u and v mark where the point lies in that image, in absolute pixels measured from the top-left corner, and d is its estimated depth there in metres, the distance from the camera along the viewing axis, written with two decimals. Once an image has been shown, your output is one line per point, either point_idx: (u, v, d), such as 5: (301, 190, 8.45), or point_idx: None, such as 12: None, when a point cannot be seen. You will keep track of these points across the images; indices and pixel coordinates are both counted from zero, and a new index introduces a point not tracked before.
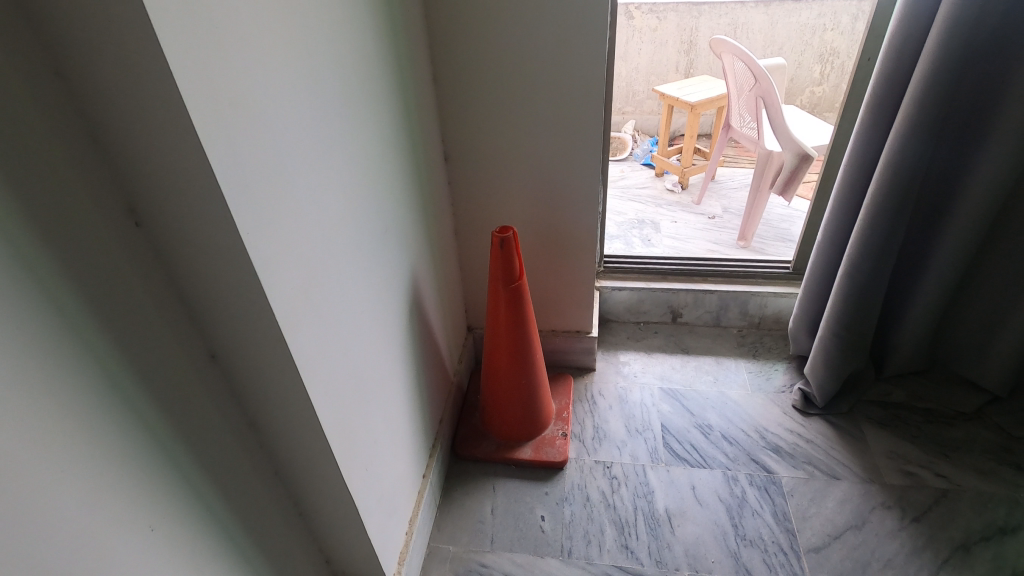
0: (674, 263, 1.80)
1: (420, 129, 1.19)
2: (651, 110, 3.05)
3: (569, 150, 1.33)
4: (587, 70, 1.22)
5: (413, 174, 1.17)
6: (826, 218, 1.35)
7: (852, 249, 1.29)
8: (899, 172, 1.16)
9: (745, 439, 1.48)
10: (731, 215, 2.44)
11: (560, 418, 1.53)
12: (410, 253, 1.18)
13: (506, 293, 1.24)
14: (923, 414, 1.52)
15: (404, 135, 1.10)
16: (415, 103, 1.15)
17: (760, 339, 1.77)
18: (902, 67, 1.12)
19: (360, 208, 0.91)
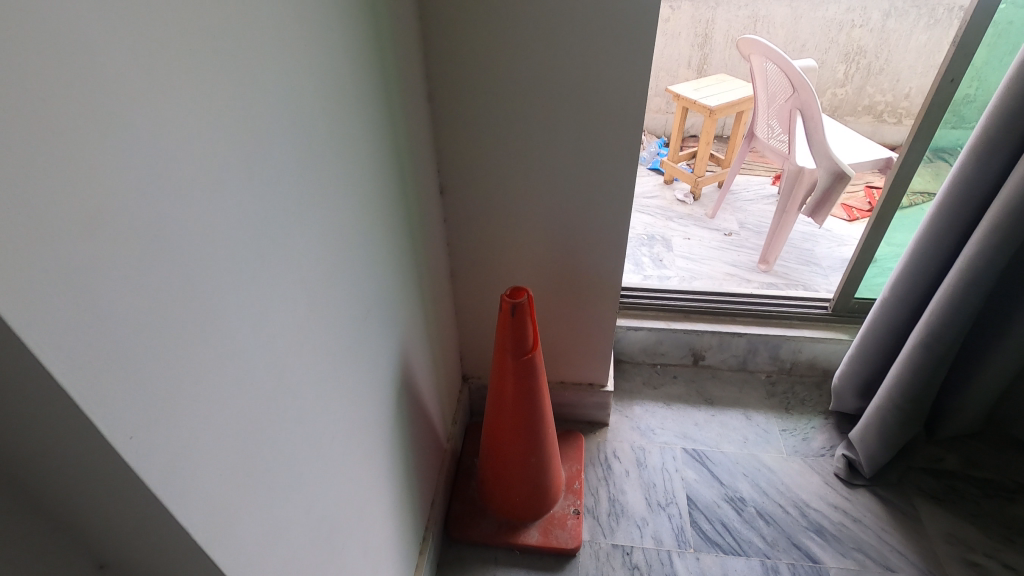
0: (698, 300, 1.59)
1: (412, 163, 0.94)
2: (659, 108, 2.81)
3: (594, 184, 1.09)
4: (625, 93, 0.97)
5: (402, 223, 0.92)
6: (895, 272, 1.13)
7: (927, 313, 1.08)
8: (1004, 231, 0.95)
9: (784, 517, 1.28)
10: (748, 231, 2.23)
11: (571, 490, 1.31)
12: (398, 321, 0.94)
13: (515, 365, 1.00)
14: (981, 485, 1.34)
15: (391, 176, 0.84)
16: (406, 133, 0.90)
17: (792, 387, 1.57)
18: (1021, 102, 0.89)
19: (330, 298, 0.66)
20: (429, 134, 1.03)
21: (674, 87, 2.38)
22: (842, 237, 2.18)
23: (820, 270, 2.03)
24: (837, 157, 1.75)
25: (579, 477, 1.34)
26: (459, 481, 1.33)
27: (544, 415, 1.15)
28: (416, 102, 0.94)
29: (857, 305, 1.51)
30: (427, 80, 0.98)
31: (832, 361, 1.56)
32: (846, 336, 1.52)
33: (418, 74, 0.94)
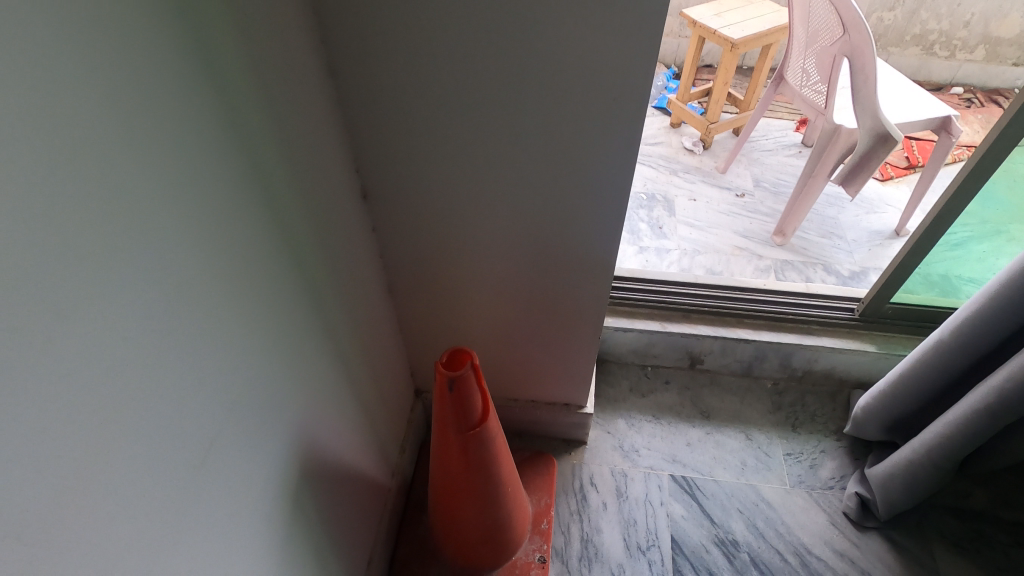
0: (702, 297, 1.34)
1: (302, 182, 0.64)
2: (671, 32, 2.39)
3: (576, 198, 0.79)
4: (623, 81, 0.64)
5: (288, 273, 0.63)
6: (964, 310, 0.87)
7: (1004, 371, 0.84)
8: None
9: (781, 565, 1.12)
10: (763, 192, 1.94)
11: (537, 528, 1.14)
12: (291, 403, 0.68)
13: (460, 439, 0.77)
14: (1010, 530, 1.16)
15: (253, 223, 0.55)
16: (283, 146, 0.58)
17: (802, 399, 1.36)
18: None
19: (108, 480, 0.40)
20: (336, 129, 0.71)
21: (690, 10, 1.97)
22: (871, 203, 1.89)
23: (842, 243, 1.77)
24: (885, 118, 1.42)
25: (548, 512, 1.16)
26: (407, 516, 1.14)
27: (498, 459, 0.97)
28: (302, 92, 0.62)
29: (891, 310, 1.28)
30: (322, 52, 0.65)
31: (851, 372, 1.34)
32: (872, 347, 1.28)
33: (306, 47, 0.61)
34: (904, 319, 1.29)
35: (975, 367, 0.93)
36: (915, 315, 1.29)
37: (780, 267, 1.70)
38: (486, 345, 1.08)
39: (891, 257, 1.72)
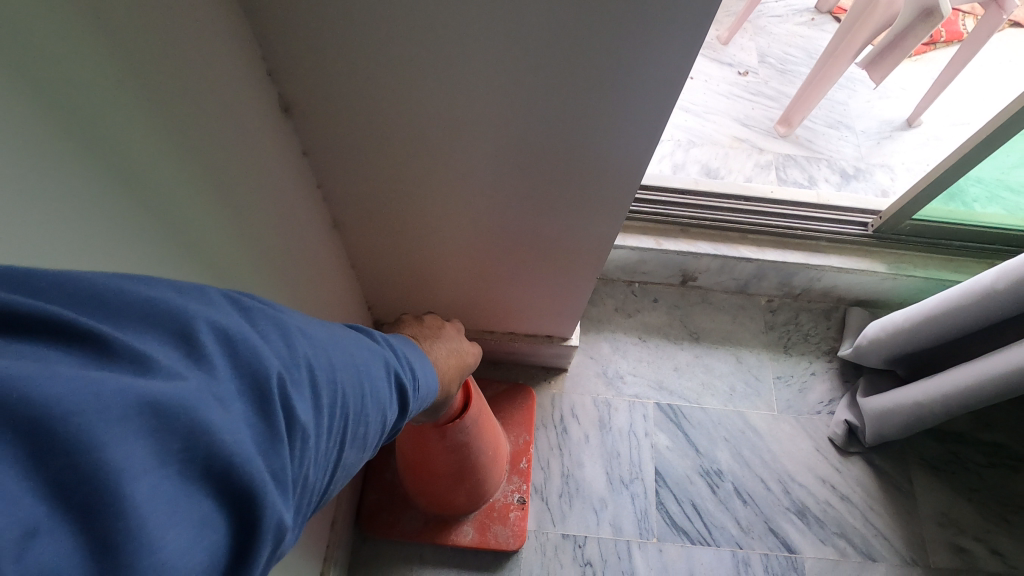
0: (703, 208, 1.17)
1: (159, 105, 0.39)
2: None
3: (592, 116, 0.56)
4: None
5: (151, 254, 0.41)
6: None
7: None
8: None
9: (763, 494, 1.09)
10: (769, 69, 1.69)
11: (516, 468, 1.06)
12: None
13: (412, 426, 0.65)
14: (986, 451, 1.16)
15: (55, 197, 0.32)
16: (103, 45, 0.33)
17: (796, 318, 1.27)
18: None
19: None
20: (218, 7, 0.45)
21: None
22: (886, 87, 1.67)
23: (850, 136, 1.58)
24: None
25: (527, 450, 1.08)
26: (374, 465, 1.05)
27: (465, 398, 0.88)
28: None
29: (909, 227, 1.16)
30: None
31: (852, 290, 1.24)
32: (882, 267, 1.17)
33: None
34: (920, 236, 1.17)
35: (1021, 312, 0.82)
36: (934, 232, 1.17)
37: (782, 163, 1.52)
38: (458, 281, 0.89)
39: (901, 154, 1.55)
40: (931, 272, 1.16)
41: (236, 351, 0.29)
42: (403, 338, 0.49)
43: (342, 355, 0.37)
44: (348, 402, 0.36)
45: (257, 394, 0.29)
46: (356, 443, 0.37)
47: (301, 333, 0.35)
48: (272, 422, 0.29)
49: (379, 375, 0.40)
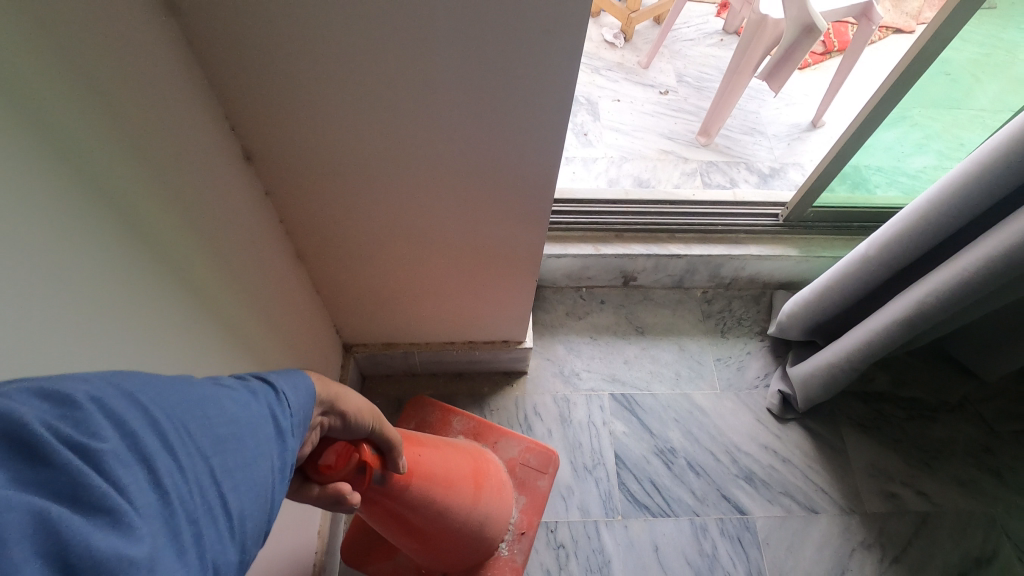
0: (634, 214, 1.30)
1: (148, 163, 0.49)
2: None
3: (506, 144, 0.68)
4: (560, 7, 0.52)
5: (149, 284, 0.50)
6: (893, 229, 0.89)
7: (929, 285, 0.87)
8: None
9: (714, 465, 1.20)
10: (687, 88, 1.87)
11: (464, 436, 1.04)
12: None
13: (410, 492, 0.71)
14: (905, 406, 1.31)
15: (78, 240, 0.41)
16: (107, 127, 0.44)
17: (729, 305, 1.41)
18: None
19: None
20: (189, 83, 0.55)
21: None
22: (790, 94, 1.87)
23: (764, 140, 1.76)
24: (811, 8, 1.35)
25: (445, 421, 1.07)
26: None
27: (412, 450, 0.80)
28: (128, 41, 0.45)
29: (813, 214, 1.32)
30: None
31: (774, 275, 1.39)
32: (795, 251, 1.32)
33: None
34: (823, 221, 1.34)
35: (897, 275, 0.97)
36: (835, 216, 1.33)
37: (706, 169, 1.68)
38: (415, 298, 1.00)
39: (809, 152, 1.73)
40: (837, 251, 1.32)
41: (21, 448, 0.26)
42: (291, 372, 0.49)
43: (174, 403, 0.34)
44: (198, 446, 0.34)
45: (61, 488, 0.26)
46: (227, 473, 0.36)
47: (129, 390, 0.33)
48: (72, 508, 0.26)
49: (225, 400, 0.38)
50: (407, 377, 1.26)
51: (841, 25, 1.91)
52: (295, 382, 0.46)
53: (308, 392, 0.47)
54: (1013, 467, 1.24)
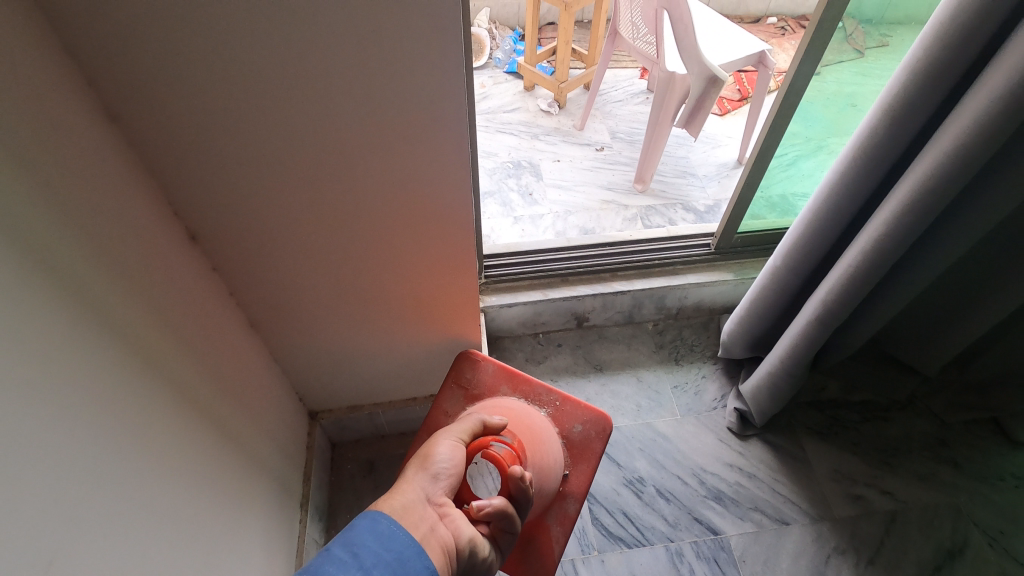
0: (576, 258, 1.39)
1: (100, 247, 0.57)
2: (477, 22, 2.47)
3: (425, 203, 0.78)
4: (444, 83, 0.63)
5: (108, 351, 0.57)
6: (791, 239, 1.01)
7: (830, 284, 0.98)
8: (912, 216, 0.85)
9: (682, 489, 1.23)
10: (621, 143, 2.04)
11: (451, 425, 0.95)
12: (159, 479, 0.63)
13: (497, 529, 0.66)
14: (859, 409, 1.36)
15: (44, 304, 0.48)
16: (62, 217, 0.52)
17: (680, 334, 1.48)
18: (944, 69, 0.74)
19: None
20: (135, 177, 0.64)
21: None
22: (714, 139, 2.05)
23: (696, 181, 1.91)
24: (709, 62, 1.54)
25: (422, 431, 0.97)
26: (578, 500, 0.90)
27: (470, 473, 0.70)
28: (75, 147, 0.54)
29: (740, 239, 1.43)
30: (94, 94, 0.57)
31: (716, 299, 1.48)
32: (730, 276, 1.42)
33: (71, 95, 0.54)
34: (752, 245, 1.45)
35: (805, 281, 1.08)
36: (761, 240, 1.44)
37: (646, 213, 1.80)
38: (371, 356, 1.06)
39: None
40: None
41: None
42: None
43: None
44: None
45: None
46: None
47: None
48: None
49: None
50: (378, 439, 1.29)
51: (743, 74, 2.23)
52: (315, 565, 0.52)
53: (372, 525, 0.56)
54: (968, 456, 1.30)
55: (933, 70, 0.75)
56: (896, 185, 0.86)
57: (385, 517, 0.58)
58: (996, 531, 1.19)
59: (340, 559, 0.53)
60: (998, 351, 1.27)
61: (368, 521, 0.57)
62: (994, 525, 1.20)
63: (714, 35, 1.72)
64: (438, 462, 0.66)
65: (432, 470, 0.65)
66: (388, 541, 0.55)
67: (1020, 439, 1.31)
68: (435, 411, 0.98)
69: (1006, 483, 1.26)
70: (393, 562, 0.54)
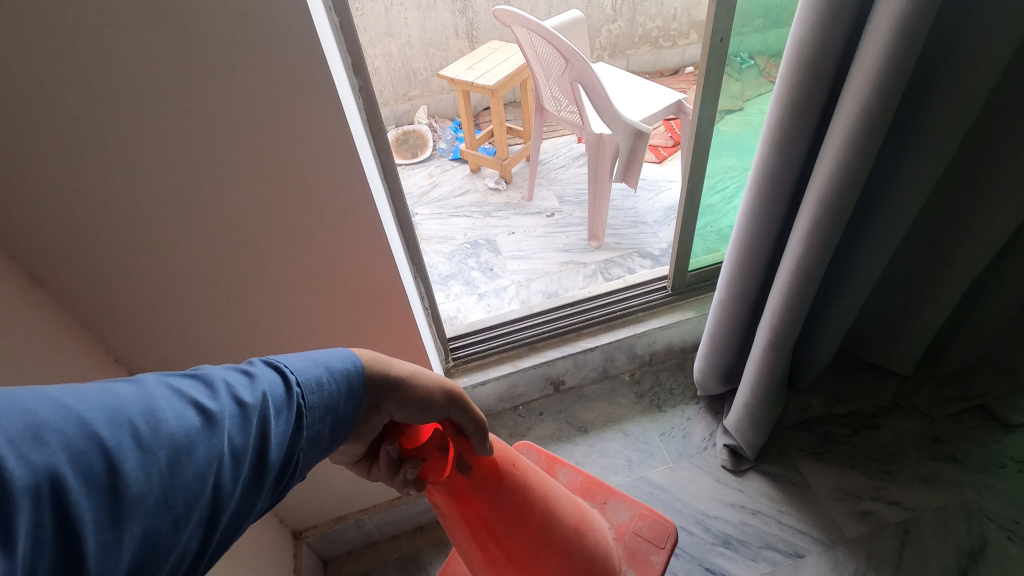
0: (540, 325, 1.41)
1: None
2: (417, 119, 2.67)
3: (369, 303, 0.80)
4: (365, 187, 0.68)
5: None
6: (728, 271, 1.08)
7: (774, 306, 1.04)
8: (828, 228, 0.91)
9: (689, 540, 1.19)
10: (570, 205, 2.12)
11: (594, 503, 0.94)
12: None
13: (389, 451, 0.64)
14: (847, 422, 1.36)
15: None
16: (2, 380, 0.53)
17: (657, 379, 1.49)
18: (818, 89, 0.82)
19: None
20: (69, 333, 0.65)
21: (446, 71, 2.18)
22: (656, 185, 2.15)
23: (646, 227, 1.98)
24: (630, 118, 1.64)
25: (587, 475, 0.98)
26: None
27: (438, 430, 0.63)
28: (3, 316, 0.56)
29: (693, 277, 1.47)
30: (16, 264, 0.60)
31: (683, 339, 1.50)
32: (692, 313, 1.45)
33: None
34: (707, 281, 1.49)
35: (752, 306, 1.13)
36: (714, 274, 1.49)
37: (605, 266, 1.84)
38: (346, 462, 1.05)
39: None
40: None
41: None
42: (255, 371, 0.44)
43: None
44: None
45: None
46: None
47: None
48: None
49: None
50: (370, 546, 1.24)
51: (669, 123, 2.40)
52: (298, 361, 0.47)
53: (353, 375, 0.49)
54: (965, 449, 1.28)
55: (809, 91, 0.83)
56: (804, 202, 0.93)
57: (350, 374, 0.49)
58: (1012, 522, 1.15)
59: (315, 371, 0.47)
60: (964, 336, 1.31)
61: (345, 361, 0.49)
62: (1009, 517, 1.16)
63: (633, 93, 1.86)
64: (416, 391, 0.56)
65: (408, 391, 0.55)
66: (347, 397, 0.48)
67: (1012, 422, 1.30)
68: (607, 487, 0.96)
69: (1010, 470, 1.23)
70: (343, 419, 0.48)
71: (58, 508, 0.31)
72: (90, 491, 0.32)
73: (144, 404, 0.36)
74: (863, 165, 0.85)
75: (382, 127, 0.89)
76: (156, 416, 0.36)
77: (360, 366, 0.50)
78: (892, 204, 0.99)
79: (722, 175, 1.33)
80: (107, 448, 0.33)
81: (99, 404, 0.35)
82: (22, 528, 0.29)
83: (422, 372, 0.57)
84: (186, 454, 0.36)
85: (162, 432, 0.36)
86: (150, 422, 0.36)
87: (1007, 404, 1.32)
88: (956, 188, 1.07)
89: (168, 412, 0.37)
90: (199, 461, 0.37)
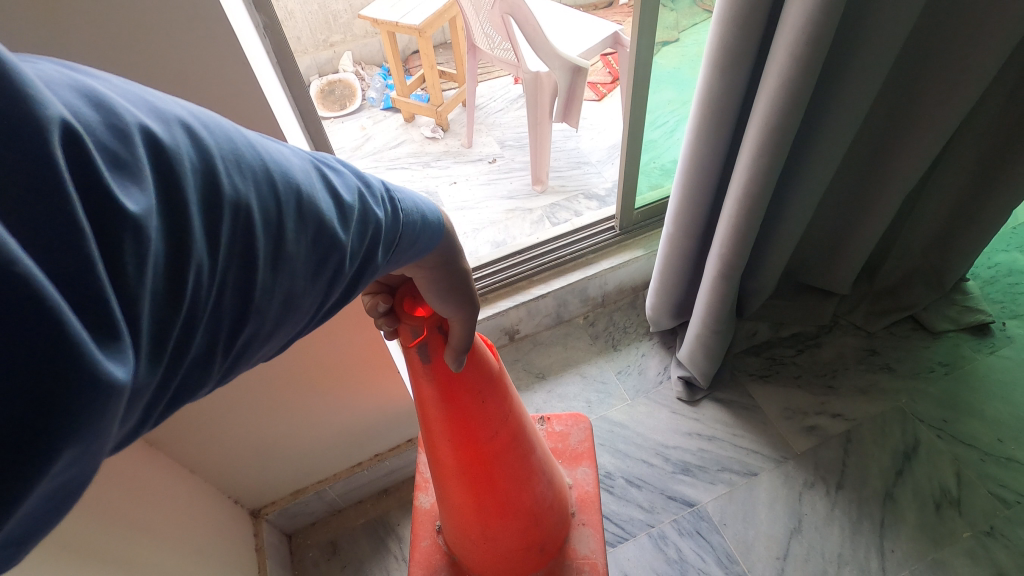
0: (491, 275, 1.37)
1: None
2: (342, 67, 2.49)
3: None
4: None
5: None
6: (675, 206, 1.06)
7: (722, 237, 1.03)
8: (770, 156, 0.90)
9: (650, 472, 1.23)
10: (511, 150, 2.05)
11: (578, 516, 0.96)
12: None
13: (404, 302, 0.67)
14: (793, 343, 1.41)
15: None
16: None
17: (611, 320, 1.50)
18: (757, 9, 0.78)
19: None
20: None
21: (368, 11, 2.02)
22: (596, 123, 2.10)
23: (590, 168, 1.94)
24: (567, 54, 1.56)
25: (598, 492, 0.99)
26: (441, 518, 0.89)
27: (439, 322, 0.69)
28: None
29: (640, 215, 1.46)
30: None
31: (634, 278, 1.50)
32: (641, 251, 1.45)
33: None
34: (653, 218, 1.48)
35: (699, 240, 1.12)
36: (660, 210, 1.48)
37: (552, 211, 1.81)
38: (299, 435, 1.00)
39: None
40: None
41: None
42: (378, 181, 0.43)
43: None
44: None
45: None
46: None
47: None
48: None
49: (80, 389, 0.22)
50: (335, 515, 1.22)
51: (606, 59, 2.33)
52: (404, 192, 0.46)
53: (430, 232, 0.48)
54: (898, 358, 1.36)
55: (749, 12, 0.78)
56: (747, 129, 0.91)
57: (432, 225, 0.49)
58: (940, 421, 1.24)
59: (413, 204, 0.47)
60: (895, 253, 1.36)
61: (428, 211, 0.49)
62: (937, 417, 1.25)
63: (568, 27, 1.77)
64: (457, 278, 0.57)
65: (455, 268, 0.57)
66: (425, 237, 0.48)
67: (938, 328, 1.38)
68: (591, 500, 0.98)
69: (937, 372, 1.32)
70: (414, 254, 0.48)
71: (243, 237, 0.30)
72: (268, 238, 0.32)
73: (303, 175, 0.35)
74: (803, 89, 0.82)
75: (297, 71, 0.79)
76: (312, 191, 0.35)
77: (440, 225, 0.50)
78: (830, 128, 0.97)
79: (662, 110, 1.30)
80: (280, 204, 0.32)
81: (279, 160, 0.33)
82: (223, 241, 0.29)
83: (468, 263, 0.59)
84: (329, 236, 0.35)
85: (316, 208, 0.35)
86: (312, 195, 0.35)
87: (934, 313, 1.40)
88: (890, 107, 1.07)
89: (320, 190, 0.36)
90: (336, 245, 0.36)
